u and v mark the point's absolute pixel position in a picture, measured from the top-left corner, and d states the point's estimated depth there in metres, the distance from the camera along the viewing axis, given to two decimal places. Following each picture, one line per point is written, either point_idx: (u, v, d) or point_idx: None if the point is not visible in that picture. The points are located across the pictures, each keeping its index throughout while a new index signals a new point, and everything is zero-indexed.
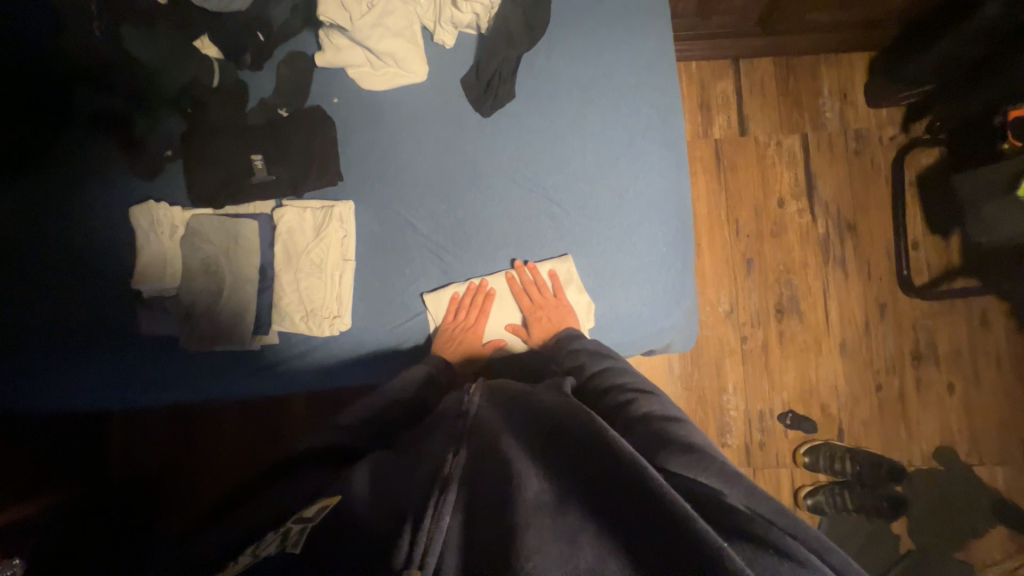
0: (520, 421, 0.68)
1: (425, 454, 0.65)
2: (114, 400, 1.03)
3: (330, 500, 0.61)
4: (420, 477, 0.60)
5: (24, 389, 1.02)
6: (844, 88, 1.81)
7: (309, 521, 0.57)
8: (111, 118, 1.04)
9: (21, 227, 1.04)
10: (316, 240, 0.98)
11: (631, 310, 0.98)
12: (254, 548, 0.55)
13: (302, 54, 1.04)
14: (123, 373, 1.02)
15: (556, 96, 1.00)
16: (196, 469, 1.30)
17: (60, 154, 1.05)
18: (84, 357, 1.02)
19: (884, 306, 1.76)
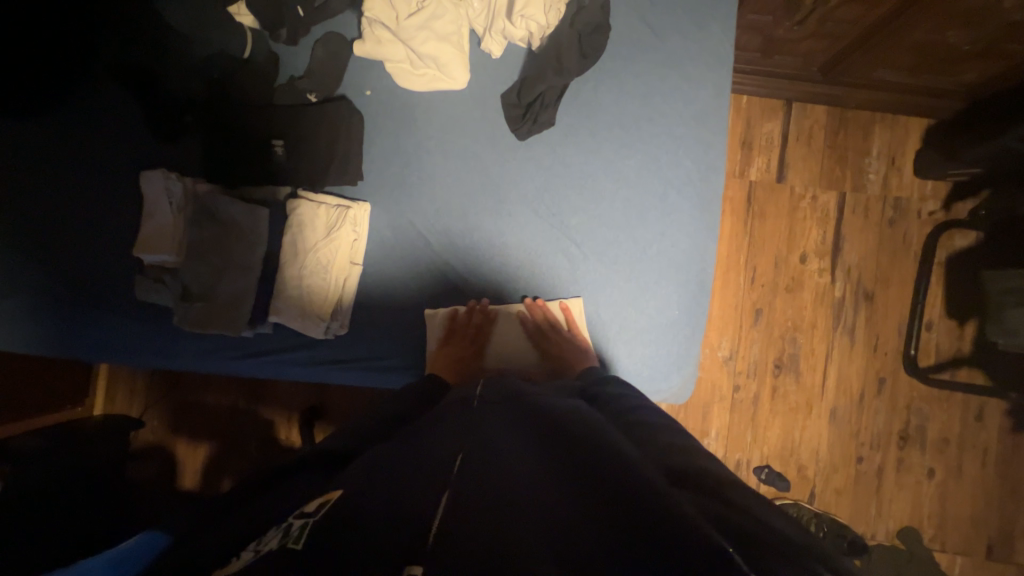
0: (534, 434, 0.70)
1: (430, 453, 0.68)
2: (98, 357, 1.01)
3: (331, 496, 0.62)
4: (425, 472, 0.63)
5: (10, 333, 1.01)
6: (894, 151, 1.73)
7: (310, 517, 0.57)
8: (133, 69, 0.99)
9: (26, 167, 1.00)
10: (326, 240, 0.95)
11: (630, 366, 0.96)
12: (254, 546, 0.55)
13: (341, 38, 0.98)
14: (113, 334, 1.00)
15: (597, 132, 0.95)
16: (185, 421, 1.32)
17: (75, 97, 1.01)
18: (75, 312, 1.00)
19: (883, 381, 1.74)
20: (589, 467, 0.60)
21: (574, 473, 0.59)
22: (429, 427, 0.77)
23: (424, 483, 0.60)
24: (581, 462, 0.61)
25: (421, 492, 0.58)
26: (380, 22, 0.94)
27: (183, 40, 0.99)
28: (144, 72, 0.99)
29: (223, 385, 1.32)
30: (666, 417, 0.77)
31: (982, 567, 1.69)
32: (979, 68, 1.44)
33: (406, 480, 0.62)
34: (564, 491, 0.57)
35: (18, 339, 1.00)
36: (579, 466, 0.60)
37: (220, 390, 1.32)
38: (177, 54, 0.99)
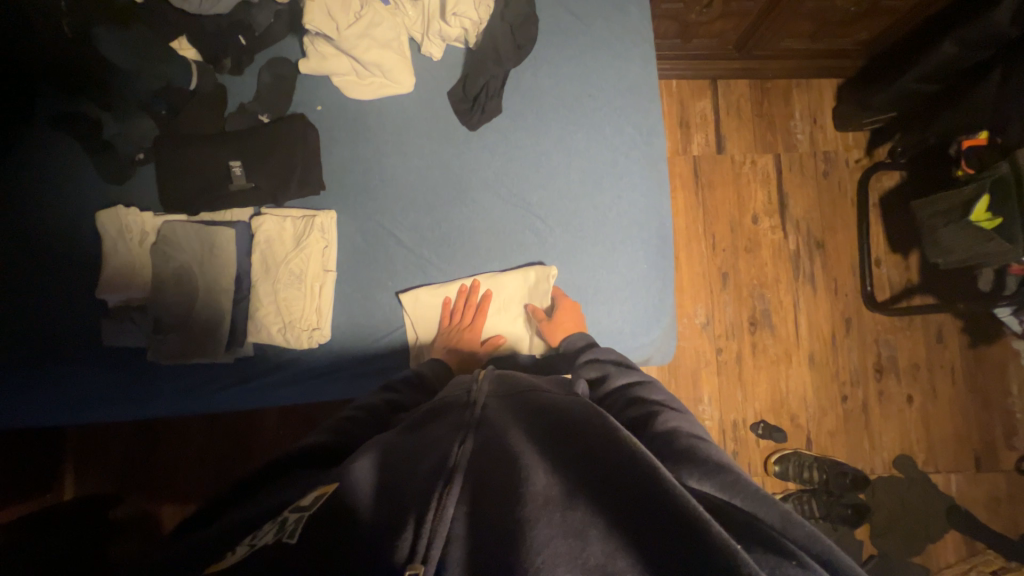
0: (535, 408, 0.68)
1: (430, 440, 0.65)
2: (58, 420, 0.95)
3: (326, 488, 0.59)
4: (425, 464, 0.60)
5: None
6: (813, 112, 1.90)
7: (307, 509, 0.55)
8: (77, 117, 0.99)
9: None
10: (296, 250, 0.96)
11: (612, 326, 0.99)
12: (250, 539, 0.53)
13: (286, 60, 1.02)
14: (85, 385, 0.96)
15: (542, 113, 1.02)
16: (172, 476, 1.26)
17: (20, 152, 0.99)
18: (41, 369, 0.96)
19: (849, 321, 1.84)
20: (589, 439, 0.58)
21: (570, 444, 0.58)
22: (433, 412, 0.73)
23: (421, 475, 0.58)
24: (579, 433, 0.59)
25: (415, 486, 0.57)
26: (321, 32, 0.96)
27: (120, 82, 0.98)
28: (91, 119, 1.00)
29: (204, 433, 1.26)
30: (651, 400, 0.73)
31: (976, 480, 1.78)
32: (867, 27, 1.62)
33: (403, 478, 0.60)
34: (559, 469, 0.55)
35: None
36: (573, 439, 0.59)
37: (202, 430, 1.27)
38: (119, 99, 0.99)
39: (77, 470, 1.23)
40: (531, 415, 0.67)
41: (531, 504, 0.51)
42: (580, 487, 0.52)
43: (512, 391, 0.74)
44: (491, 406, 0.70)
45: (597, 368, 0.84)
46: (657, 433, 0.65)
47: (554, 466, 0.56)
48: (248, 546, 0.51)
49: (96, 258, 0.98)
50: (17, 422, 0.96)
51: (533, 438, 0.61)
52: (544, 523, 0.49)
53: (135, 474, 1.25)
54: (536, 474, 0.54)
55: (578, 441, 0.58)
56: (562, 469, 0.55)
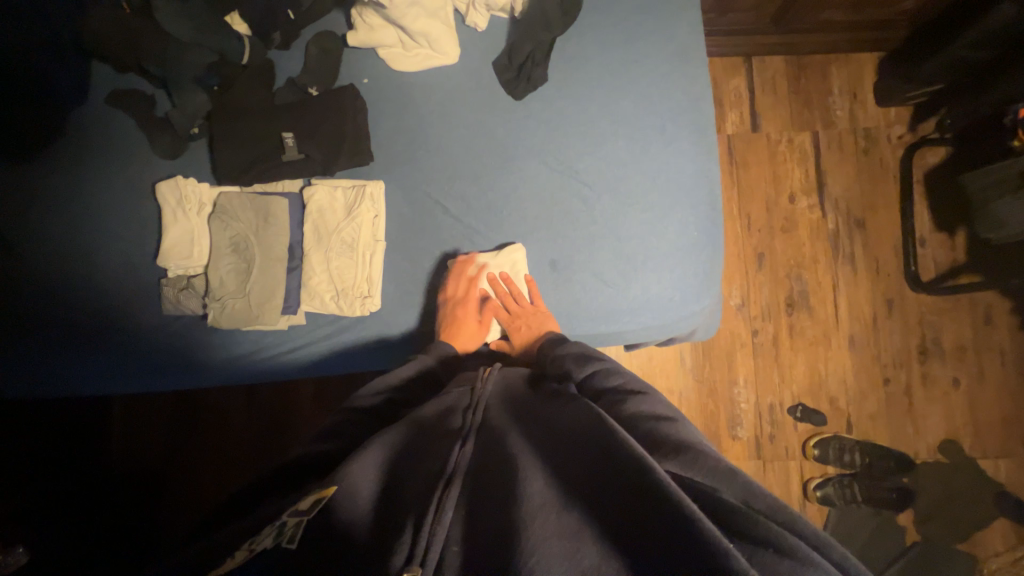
0: (529, 416, 0.71)
1: (427, 441, 0.66)
2: (110, 385, 1.00)
3: (326, 491, 0.55)
4: (425, 466, 0.62)
5: (40, 369, 1.00)
6: (853, 87, 1.84)
7: (307, 514, 0.52)
8: (135, 94, 1.02)
9: (40, 204, 1.02)
10: (348, 219, 0.97)
11: (662, 294, 0.98)
12: (248, 544, 0.51)
13: (333, 34, 1.04)
14: (144, 353, 0.99)
15: (588, 81, 1.01)
16: (210, 455, 1.28)
17: (81, 129, 1.03)
18: (103, 336, 1.00)
19: (891, 302, 1.79)
20: (586, 444, 0.60)
21: (562, 455, 0.60)
22: (426, 410, 0.73)
23: (421, 479, 0.59)
24: (570, 445, 0.62)
25: (416, 487, 0.58)
26: (373, 0, 0.96)
27: (174, 50, 0.98)
28: (148, 96, 1.03)
29: (243, 409, 1.29)
30: (621, 384, 0.76)
31: None
32: None
33: (404, 476, 0.60)
34: (554, 476, 0.57)
35: (39, 385, 1.00)
36: (571, 444, 0.61)
37: (240, 407, 1.29)
38: (171, 68, 0.99)
39: (121, 444, 1.27)
40: (530, 421, 0.69)
41: (530, 506, 0.53)
42: (574, 495, 0.54)
43: (512, 396, 0.77)
44: (492, 409, 0.72)
45: (563, 362, 0.83)
46: (628, 420, 0.69)
47: (552, 470, 0.58)
48: (247, 551, 0.49)
49: (155, 229, 1.01)
50: (90, 388, 1.01)
51: (529, 444, 0.63)
52: (541, 524, 0.50)
53: (173, 453, 1.28)
54: (535, 478, 0.56)
55: (572, 450, 0.61)
56: (558, 474, 0.57)
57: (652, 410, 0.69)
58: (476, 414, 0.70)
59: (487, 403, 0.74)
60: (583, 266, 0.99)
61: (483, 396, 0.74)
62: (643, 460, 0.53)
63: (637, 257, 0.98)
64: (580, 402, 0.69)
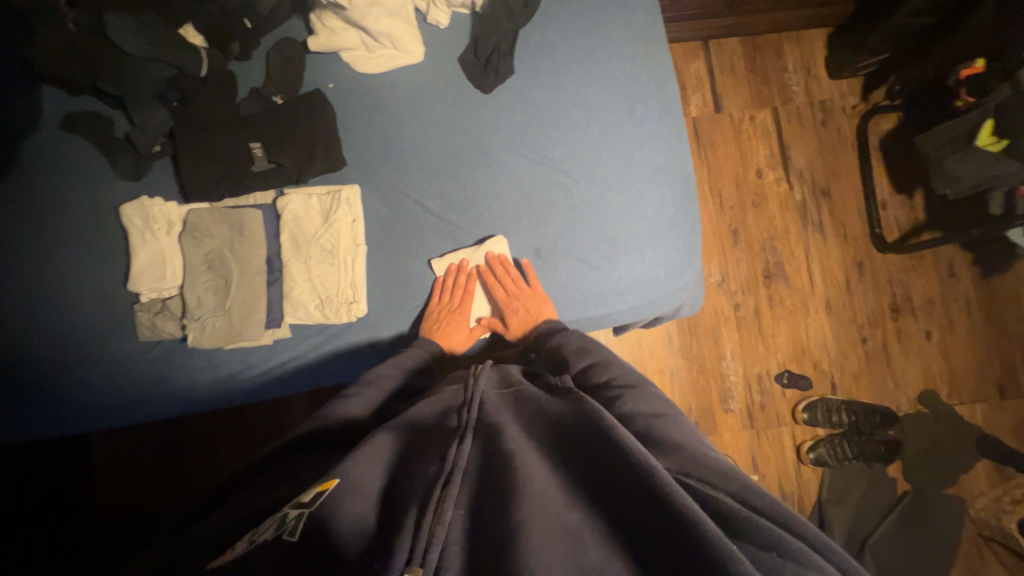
0: (527, 410, 0.70)
1: (426, 446, 0.64)
2: (88, 421, 0.96)
3: (326, 484, 0.56)
4: (423, 468, 0.60)
5: (14, 410, 0.94)
6: (807, 62, 1.91)
7: (309, 507, 0.53)
8: (90, 116, 0.99)
9: None
10: (325, 226, 0.95)
11: (647, 273, 1.00)
12: (251, 535, 0.53)
13: (293, 40, 1.02)
14: (123, 382, 0.95)
15: (555, 70, 1.02)
16: (201, 479, 1.22)
17: (34, 156, 0.98)
18: (77, 369, 0.95)
19: (861, 264, 1.86)
20: (585, 445, 0.60)
21: (560, 455, 0.60)
22: (421, 410, 0.71)
23: (419, 479, 0.58)
24: (569, 444, 0.61)
25: (414, 490, 0.56)
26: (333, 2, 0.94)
27: (132, 69, 0.95)
28: (104, 117, 0.99)
29: (231, 431, 1.24)
30: (619, 381, 0.76)
31: (1000, 407, 1.80)
32: None
33: (404, 481, 0.59)
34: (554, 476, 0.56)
35: (9, 430, 0.95)
36: (569, 445, 0.61)
37: (228, 430, 1.24)
38: (130, 88, 0.95)
39: (104, 483, 1.20)
40: (527, 419, 0.68)
41: (529, 505, 0.51)
42: (574, 497, 0.54)
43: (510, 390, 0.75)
44: (489, 403, 0.70)
45: (562, 355, 0.85)
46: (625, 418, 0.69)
47: (553, 472, 0.57)
48: (250, 541, 0.51)
49: (122, 254, 0.97)
50: (75, 425, 0.97)
51: (526, 441, 0.62)
52: (540, 526, 0.49)
53: (161, 485, 1.21)
54: (535, 477, 0.55)
55: (572, 449, 0.60)
56: (559, 476, 0.57)
57: (649, 408, 0.69)
58: (473, 411, 0.67)
59: (484, 397, 0.71)
60: (567, 252, 0.99)
61: (480, 390, 0.72)
62: (641, 453, 0.53)
63: (619, 239, 0.99)
64: (575, 396, 0.68)
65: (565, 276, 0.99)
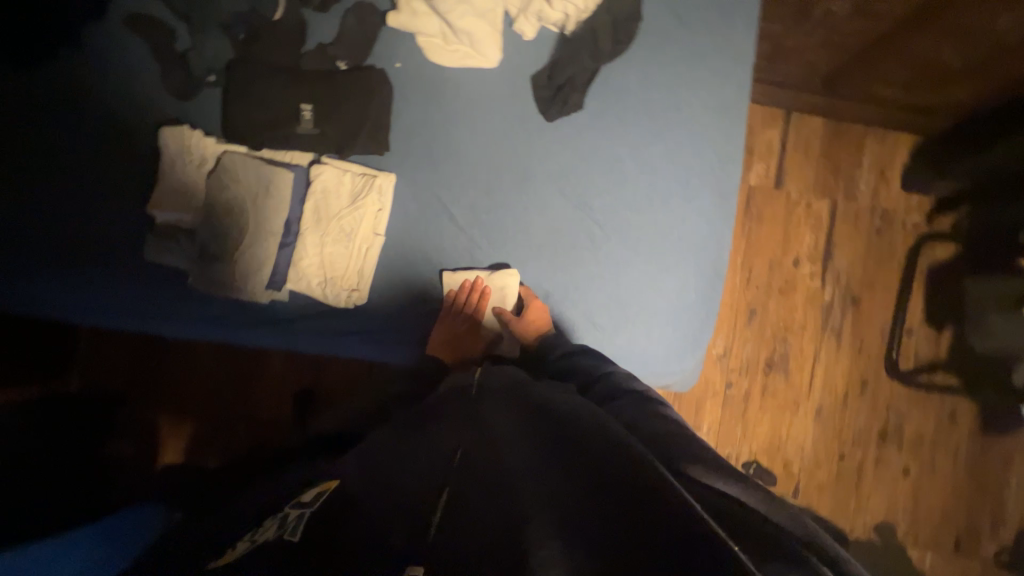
0: (527, 407, 0.69)
1: (432, 446, 0.69)
2: (98, 319, 0.95)
3: (328, 486, 0.71)
4: (426, 468, 0.64)
5: (10, 285, 0.94)
6: (884, 165, 1.82)
7: (307, 509, 0.64)
8: (154, 23, 0.96)
9: (30, 117, 0.96)
10: (350, 208, 0.93)
11: (648, 349, 0.98)
12: (251, 537, 0.63)
13: (374, 8, 0.99)
14: (129, 300, 0.95)
15: (623, 119, 0.98)
16: (177, 401, 1.24)
17: (85, 46, 0.96)
18: (84, 273, 0.95)
19: (866, 382, 1.82)
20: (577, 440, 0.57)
21: (555, 446, 0.57)
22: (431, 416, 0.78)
23: (418, 478, 0.63)
24: (563, 439, 0.58)
25: (415, 488, 0.61)
26: None
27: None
28: (168, 30, 0.97)
29: (207, 363, 1.25)
30: (650, 405, 0.78)
31: (951, 561, 1.79)
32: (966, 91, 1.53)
33: (405, 477, 0.64)
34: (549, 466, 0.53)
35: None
36: (562, 439, 0.58)
37: (205, 359, 1.25)
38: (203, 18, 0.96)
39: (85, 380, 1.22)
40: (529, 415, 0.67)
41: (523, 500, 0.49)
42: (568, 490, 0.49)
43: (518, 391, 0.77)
44: (490, 412, 0.74)
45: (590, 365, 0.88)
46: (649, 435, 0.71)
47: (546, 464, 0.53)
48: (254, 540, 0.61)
49: (150, 170, 0.96)
50: (58, 311, 0.95)
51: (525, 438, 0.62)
52: (538, 518, 0.45)
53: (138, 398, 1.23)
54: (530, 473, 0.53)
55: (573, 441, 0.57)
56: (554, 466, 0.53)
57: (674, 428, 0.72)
58: (477, 420, 0.72)
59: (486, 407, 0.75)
60: (576, 305, 0.97)
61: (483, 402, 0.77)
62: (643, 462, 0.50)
63: (632, 307, 0.97)
64: (584, 403, 0.69)
65: (578, 320, 0.97)
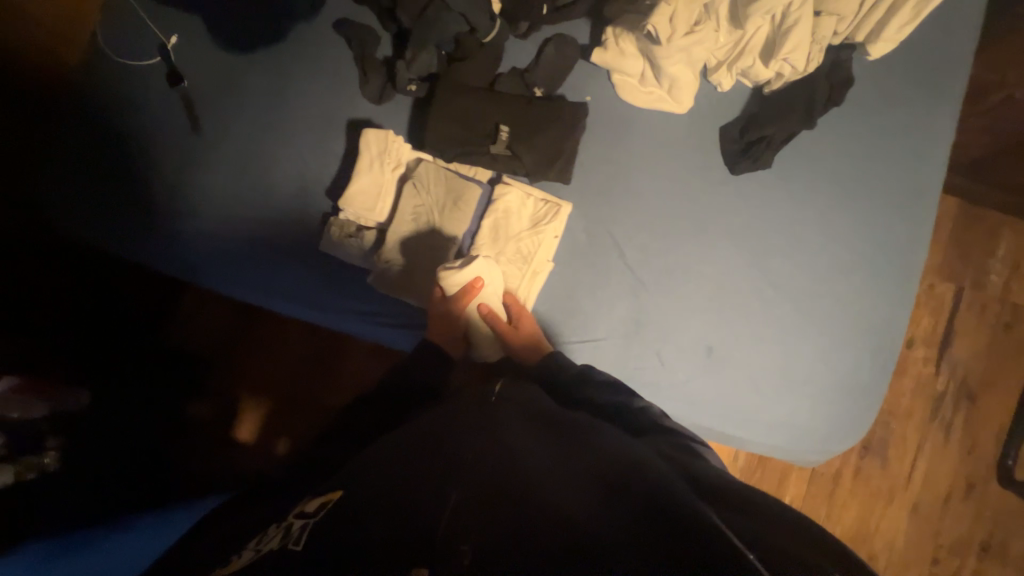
0: (555, 436, 0.66)
1: (444, 447, 0.66)
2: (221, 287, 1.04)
3: (332, 496, 0.63)
4: (432, 465, 0.61)
5: (183, 255, 1.03)
6: (1019, 258, 1.73)
7: (311, 518, 0.59)
8: (365, 33, 1.07)
9: (246, 104, 1.07)
10: (530, 232, 0.94)
11: (807, 423, 0.93)
12: (256, 545, 0.59)
13: (574, 42, 1.02)
14: (237, 275, 1.02)
15: (814, 185, 0.95)
16: (252, 373, 1.23)
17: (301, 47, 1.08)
18: (183, 245, 1.03)
19: (971, 486, 1.69)
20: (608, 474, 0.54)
21: (584, 479, 0.54)
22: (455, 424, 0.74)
23: (420, 477, 0.59)
24: (598, 471, 0.55)
25: (414, 483, 0.58)
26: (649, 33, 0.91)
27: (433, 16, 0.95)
28: (375, 35, 1.07)
29: (302, 341, 1.23)
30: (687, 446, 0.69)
31: None
32: None
33: (406, 474, 0.61)
34: (581, 499, 0.50)
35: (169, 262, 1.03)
36: (594, 471, 0.55)
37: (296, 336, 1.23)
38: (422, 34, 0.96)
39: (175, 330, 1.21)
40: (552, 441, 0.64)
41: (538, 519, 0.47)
42: (596, 518, 0.46)
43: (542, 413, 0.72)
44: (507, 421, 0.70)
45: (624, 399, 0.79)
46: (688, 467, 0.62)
47: (581, 497, 0.51)
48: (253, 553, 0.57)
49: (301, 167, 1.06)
50: (220, 281, 1.03)
51: (546, 462, 0.58)
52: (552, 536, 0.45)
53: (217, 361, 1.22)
54: (553, 495, 0.51)
55: (605, 475, 0.53)
56: (588, 497, 0.50)
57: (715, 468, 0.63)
58: (495, 426, 0.68)
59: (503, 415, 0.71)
60: (738, 364, 0.94)
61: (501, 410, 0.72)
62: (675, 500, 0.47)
63: (798, 376, 0.93)
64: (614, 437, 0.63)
65: (738, 380, 0.93)
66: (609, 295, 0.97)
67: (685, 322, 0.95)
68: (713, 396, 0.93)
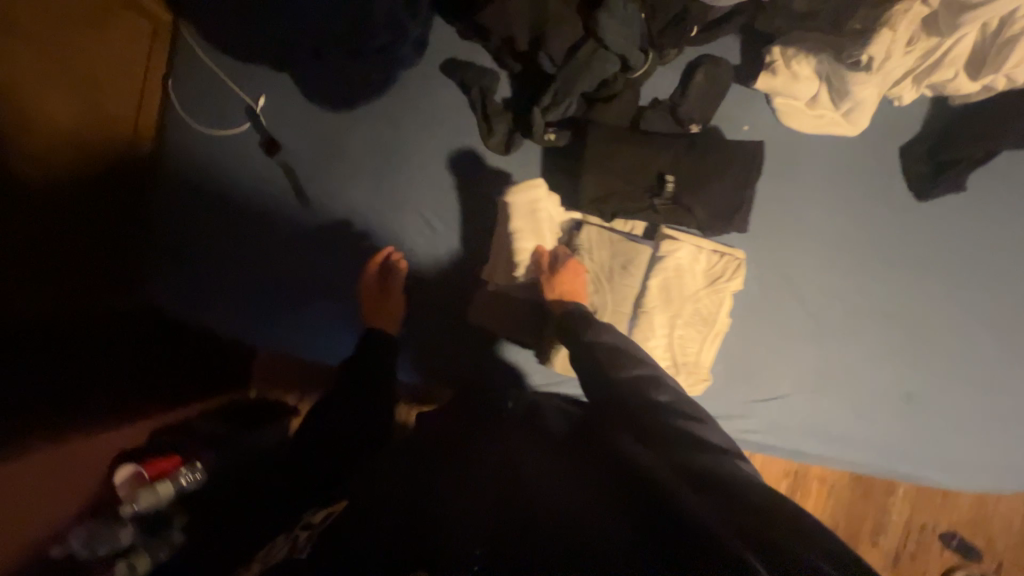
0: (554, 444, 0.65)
1: (418, 465, 0.64)
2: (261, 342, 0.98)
3: (337, 505, 0.60)
4: (376, 486, 0.59)
5: (255, 317, 0.97)
6: None
7: (318, 525, 0.55)
8: (479, 73, 0.96)
9: (357, 168, 1.00)
10: (709, 290, 0.86)
11: (1023, 465, 0.87)
12: (263, 555, 0.54)
13: (726, 63, 0.90)
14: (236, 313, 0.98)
15: (1013, 203, 0.86)
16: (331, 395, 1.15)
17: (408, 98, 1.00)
18: (221, 300, 0.97)
19: None
20: (617, 483, 0.53)
21: (593, 480, 0.55)
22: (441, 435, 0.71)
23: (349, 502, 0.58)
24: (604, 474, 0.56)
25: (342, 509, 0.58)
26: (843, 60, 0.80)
27: (586, 61, 0.82)
28: (489, 74, 0.96)
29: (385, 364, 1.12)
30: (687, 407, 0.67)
31: None
32: None
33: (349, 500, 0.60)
34: (576, 502, 0.51)
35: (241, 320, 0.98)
36: (606, 478, 0.55)
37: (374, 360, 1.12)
38: (570, 80, 0.84)
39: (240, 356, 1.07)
40: (554, 449, 0.64)
41: (524, 527, 0.48)
42: (581, 528, 0.47)
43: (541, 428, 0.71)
44: (514, 438, 0.68)
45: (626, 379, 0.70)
46: (671, 437, 0.61)
47: (578, 502, 0.51)
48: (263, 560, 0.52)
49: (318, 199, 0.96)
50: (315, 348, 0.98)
51: (541, 468, 0.58)
52: (511, 546, 0.45)
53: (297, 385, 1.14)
54: (544, 502, 0.51)
55: (615, 480, 0.54)
56: (584, 503, 0.50)
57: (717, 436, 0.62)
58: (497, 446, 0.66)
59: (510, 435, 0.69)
60: (941, 409, 0.88)
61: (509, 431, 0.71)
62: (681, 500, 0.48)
63: (1009, 414, 0.87)
64: (624, 437, 0.62)
65: (940, 425, 0.88)
66: (789, 345, 0.90)
67: (879, 369, 0.88)
68: (916, 448, 0.88)
